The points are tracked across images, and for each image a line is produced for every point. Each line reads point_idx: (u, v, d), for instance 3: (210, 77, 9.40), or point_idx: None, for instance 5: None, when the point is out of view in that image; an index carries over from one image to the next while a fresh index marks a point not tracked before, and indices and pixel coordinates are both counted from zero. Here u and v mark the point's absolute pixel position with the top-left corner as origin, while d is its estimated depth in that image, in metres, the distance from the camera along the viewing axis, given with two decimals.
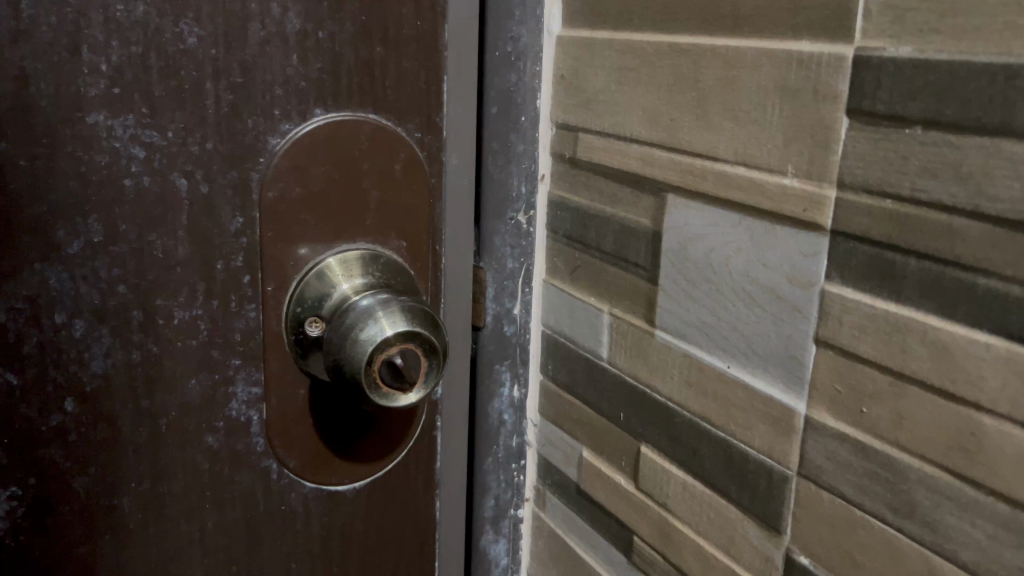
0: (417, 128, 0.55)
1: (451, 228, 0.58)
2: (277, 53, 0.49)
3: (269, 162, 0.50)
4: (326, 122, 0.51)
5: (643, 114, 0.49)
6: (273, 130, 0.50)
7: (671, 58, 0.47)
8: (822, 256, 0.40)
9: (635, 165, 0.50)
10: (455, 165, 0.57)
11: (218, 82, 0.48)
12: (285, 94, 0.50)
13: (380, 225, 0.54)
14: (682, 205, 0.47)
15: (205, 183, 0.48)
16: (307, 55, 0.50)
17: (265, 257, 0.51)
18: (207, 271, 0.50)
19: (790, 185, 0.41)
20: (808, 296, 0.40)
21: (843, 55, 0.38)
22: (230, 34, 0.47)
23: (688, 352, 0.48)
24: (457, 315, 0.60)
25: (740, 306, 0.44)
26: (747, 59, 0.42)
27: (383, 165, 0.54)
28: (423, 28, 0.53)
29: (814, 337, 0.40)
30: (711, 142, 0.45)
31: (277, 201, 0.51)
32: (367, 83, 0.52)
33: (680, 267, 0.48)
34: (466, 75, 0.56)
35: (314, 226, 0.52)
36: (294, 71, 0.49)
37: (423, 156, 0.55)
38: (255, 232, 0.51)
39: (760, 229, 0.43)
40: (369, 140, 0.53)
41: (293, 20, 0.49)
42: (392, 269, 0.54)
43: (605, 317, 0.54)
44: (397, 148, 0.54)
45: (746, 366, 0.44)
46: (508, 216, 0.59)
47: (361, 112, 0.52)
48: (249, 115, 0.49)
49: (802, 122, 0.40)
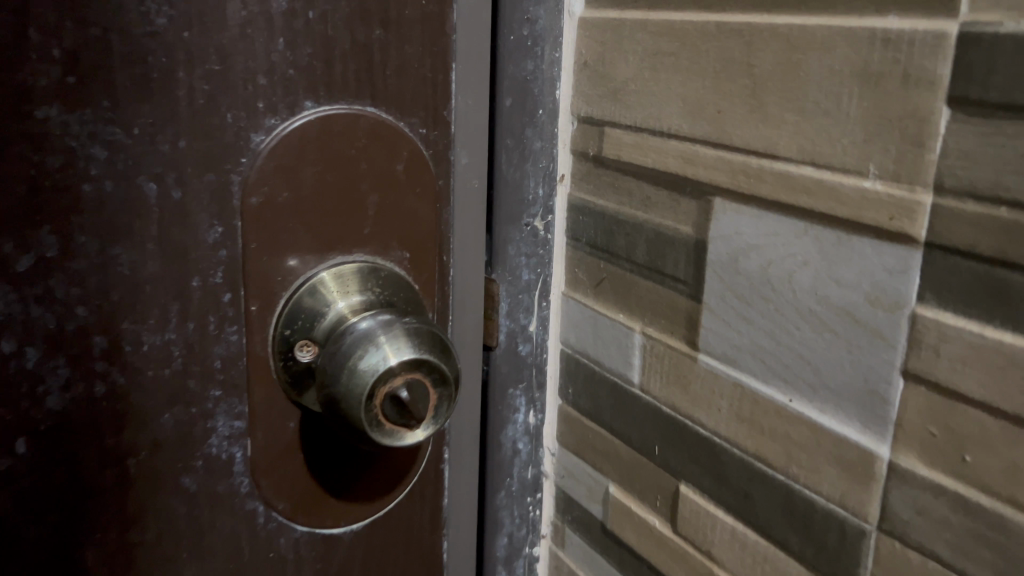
0: (422, 123, 0.48)
1: (461, 236, 0.51)
2: (261, 37, 0.42)
3: (252, 163, 0.43)
4: (317, 116, 0.44)
5: (684, 106, 0.43)
6: (257, 125, 0.43)
7: (718, 40, 0.40)
8: (913, 273, 0.33)
9: (674, 165, 0.44)
10: (466, 165, 0.51)
11: (192, 70, 0.41)
12: (269, 84, 0.43)
13: (380, 233, 0.48)
14: (732, 211, 0.41)
15: (177, 188, 0.42)
16: (297, 39, 0.43)
17: (249, 273, 0.44)
18: (183, 289, 0.43)
19: (872, 188, 0.34)
20: (894, 321, 0.34)
21: (944, 32, 0.31)
22: (204, 14, 0.41)
23: (739, 381, 0.41)
24: (469, 334, 0.53)
25: (807, 330, 0.38)
26: (817, 40, 0.36)
27: (383, 165, 0.47)
28: (428, 8, 0.46)
29: (902, 369, 0.34)
30: (769, 137, 0.38)
31: (262, 207, 0.44)
32: (365, 71, 0.45)
33: (730, 282, 0.41)
34: (478, 63, 0.49)
35: (305, 236, 0.45)
36: (280, 57, 0.43)
37: (428, 154, 0.49)
38: (238, 244, 0.44)
39: (832, 241, 0.36)
40: (368, 136, 0.46)
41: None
42: (394, 284, 0.48)
43: (637, 337, 0.48)
44: (398, 145, 0.47)
45: (813, 401, 0.38)
46: (524, 222, 0.53)
47: (358, 104, 0.46)
48: (229, 109, 0.42)
49: (887, 114, 0.33)
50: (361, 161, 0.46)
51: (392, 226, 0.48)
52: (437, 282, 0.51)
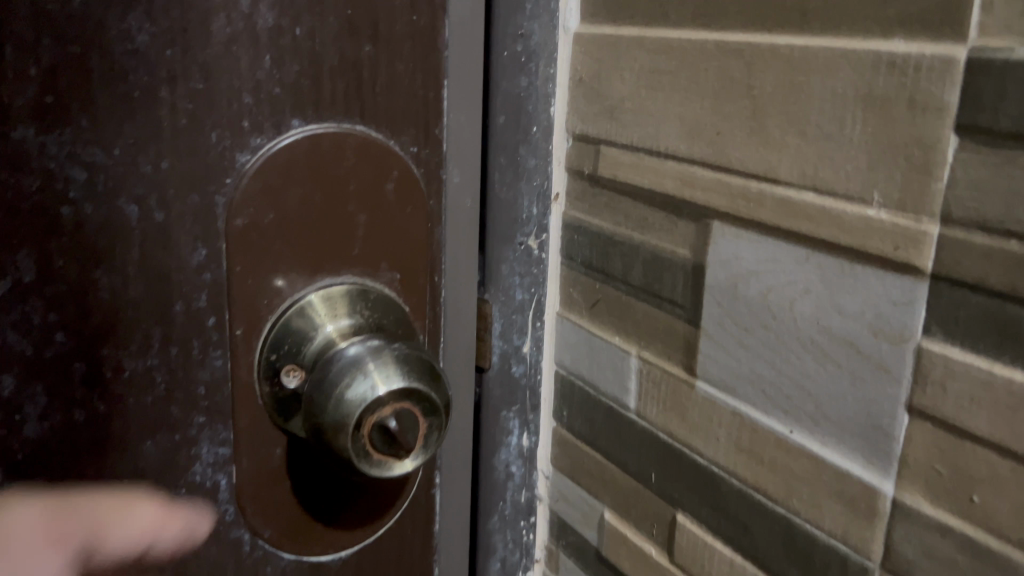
0: (413, 141, 0.47)
1: (453, 256, 0.50)
2: (246, 54, 0.41)
3: (237, 183, 0.42)
4: (304, 135, 0.43)
5: (681, 127, 0.41)
6: (242, 145, 0.42)
7: (717, 60, 0.39)
8: (918, 305, 0.32)
9: (671, 186, 0.43)
10: (458, 183, 0.50)
11: (174, 88, 0.40)
12: (255, 102, 0.42)
13: (370, 254, 0.46)
14: (731, 235, 0.40)
15: (160, 210, 0.41)
16: (283, 56, 0.42)
17: (234, 296, 0.43)
18: (165, 313, 0.42)
19: (876, 217, 0.33)
20: (899, 354, 0.33)
21: (952, 57, 0.30)
22: (188, 30, 0.39)
23: (738, 410, 0.40)
24: (459, 356, 0.52)
25: (807, 361, 0.37)
26: (819, 62, 0.34)
27: (373, 184, 0.46)
28: (419, 23, 0.45)
29: (906, 404, 0.33)
30: (770, 161, 0.37)
31: (247, 229, 0.43)
32: (355, 88, 0.44)
33: (729, 308, 0.40)
34: (470, 80, 0.48)
35: (292, 258, 0.44)
36: (266, 75, 0.42)
37: (420, 172, 0.48)
38: (222, 267, 0.43)
39: (834, 270, 0.35)
40: (356, 155, 0.45)
41: (265, 14, 0.41)
42: (383, 306, 0.47)
43: (633, 361, 0.47)
44: (388, 164, 0.46)
45: (814, 433, 0.37)
46: (518, 241, 0.51)
47: (347, 122, 0.44)
48: (213, 128, 0.41)
49: (892, 141, 0.32)
50: (349, 181, 0.45)
51: (382, 247, 0.47)
52: (428, 304, 0.49)
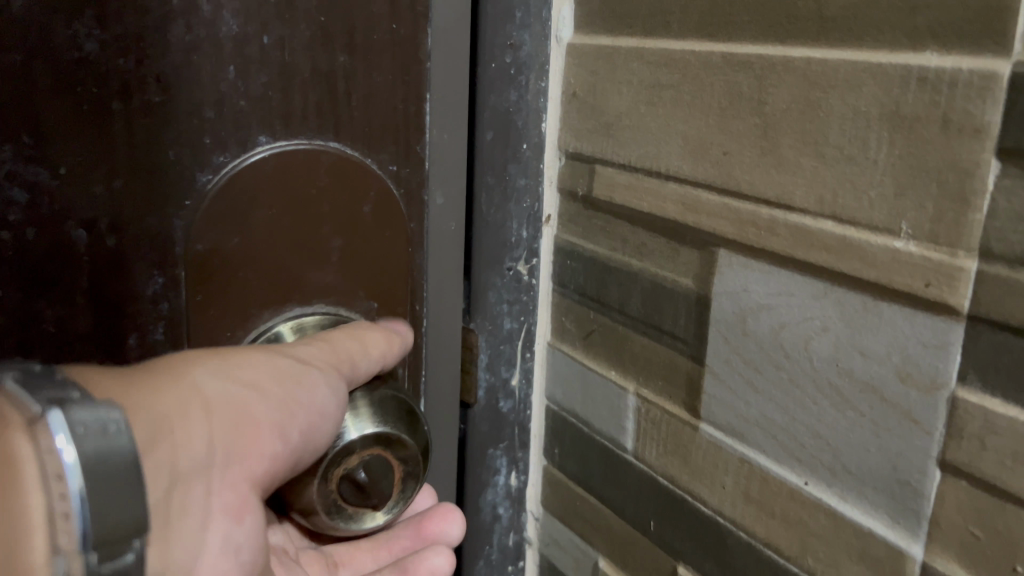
0: (392, 159, 0.44)
1: (437, 283, 0.47)
2: (209, 64, 0.38)
3: (196, 206, 0.39)
4: (272, 153, 0.40)
5: (684, 145, 0.38)
6: (203, 163, 0.39)
7: (724, 73, 0.36)
8: (953, 349, 0.29)
9: (672, 211, 0.39)
10: (441, 206, 0.46)
11: (128, 101, 0.36)
12: (218, 117, 0.38)
13: (344, 281, 0.43)
14: (739, 264, 0.36)
15: (112, 235, 0.37)
16: (248, 66, 0.38)
17: (192, 328, 0.40)
18: (117, 348, 0.38)
19: (904, 249, 0.30)
20: (929, 404, 0.29)
21: (993, 72, 0.27)
22: (144, 37, 0.36)
23: (746, 456, 0.37)
24: (443, 389, 0.49)
25: (826, 406, 0.33)
26: (838, 77, 0.31)
27: (349, 207, 0.43)
28: (399, 32, 0.42)
29: (938, 459, 0.29)
30: (784, 185, 0.34)
31: (208, 255, 0.39)
32: (328, 102, 0.41)
33: (737, 345, 0.37)
34: (456, 91, 0.45)
35: (260, 288, 0.41)
36: (230, 88, 0.38)
37: (399, 193, 0.45)
38: (180, 295, 0.39)
39: (856, 307, 0.32)
40: (330, 175, 0.42)
41: (230, 21, 0.37)
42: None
43: (631, 399, 0.43)
44: (365, 184, 0.43)
45: (833, 486, 0.33)
46: (506, 266, 0.48)
47: (319, 140, 0.41)
48: (171, 145, 0.38)
49: (923, 165, 0.29)
50: (322, 202, 0.42)
51: (358, 275, 0.44)
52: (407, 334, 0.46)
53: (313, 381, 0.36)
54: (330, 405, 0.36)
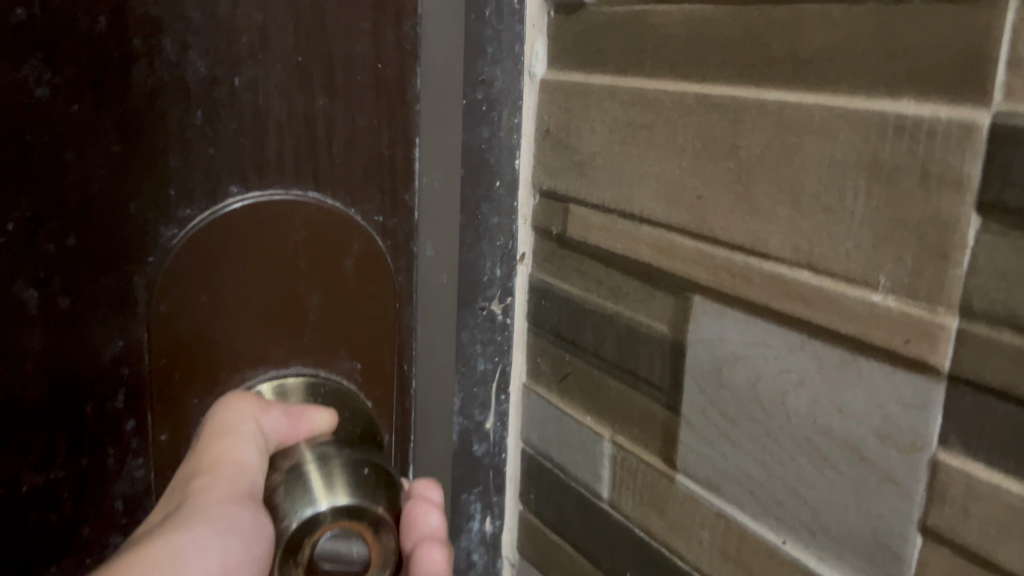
0: (378, 209, 0.43)
1: (426, 336, 0.46)
2: (175, 110, 0.36)
3: (161, 261, 0.38)
4: (246, 204, 0.39)
5: (658, 188, 0.37)
6: (169, 217, 0.37)
7: (698, 115, 0.34)
8: (934, 410, 0.27)
9: (647, 254, 0.38)
10: (432, 258, 0.45)
11: (86, 150, 0.35)
12: (184, 164, 0.37)
13: (324, 342, 0.42)
14: (715, 312, 0.35)
15: (67, 294, 0.36)
16: (216, 110, 0.37)
17: (155, 391, 0.38)
18: (75, 415, 0.37)
19: (882, 303, 0.28)
20: (909, 466, 0.28)
21: (973, 123, 0.25)
22: (103, 81, 0.35)
23: (723, 511, 0.35)
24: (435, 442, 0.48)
25: (805, 463, 0.32)
26: (813, 122, 0.30)
27: (330, 262, 0.41)
28: (385, 73, 0.41)
29: (920, 524, 0.28)
30: (759, 232, 0.32)
31: (173, 313, 0.38)
32: (307, 149, 0.40)
33: (712, 394, 0.35)
34: (448, 139, 0.44)
35: (240, 348, 0.40)
36: (198, 134, 0.37)
37: (385, 245, 0.44)
38: (144, 358, 0.38)
39: (835, 362, 0.30)
40: (308, 227, 0.41)
41: (199, 65, 0.36)
42: (337, 399, 0.43)
43: (607, 446, 0.42)
44: (348, 238, 0.42)
45: (812, 546, 0.32)
46: (480, 306, 0.47)
47: (298, 191, 0.40)
48: (133, 198, 0.36)
49: (901, 217, 0.28)
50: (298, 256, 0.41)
51: (339, 334, 0.43)
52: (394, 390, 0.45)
53: (195, 550, 0.31)
54: (231, 558, 0.32)
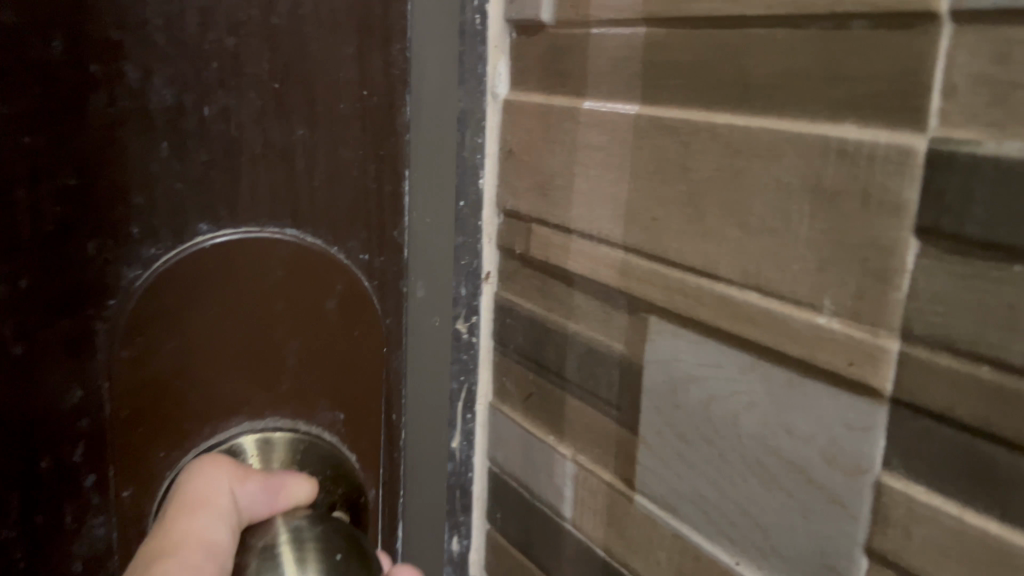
0: (364, 248, 0.46)
1: (417, 365, 0.50)
2: (135, 142, 0.37)
3: (122, 305, 0.38)
4: (223, 245, 0.40)
5: (615, 209, 0.37)
6: (132, 258, 0.38)
7: (653, 137, 0.35)
8: (877, 434, 0.27)
9: (606, 274, 0.38)
10: (421, 298, 0.49)
11: (36, 185, 0.35)
12: (147, 202, 0.38)
13: (301, 392, 0.44)
14: (670, 333, 0.35)
15: (18, 343, 0.36)
16: (184, 140, 0.38)
17: (119, 441, 0.39)
18: (29, 471, 0.37)
19: (827, 326, 0.28)
20: (855, 489, 0.28)
21: (910, 148, 0.26)
22: (59, 115, 0.35)
23: (679, 532, 0.35)
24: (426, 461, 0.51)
25: (755, 485, 0.32)
26: (760, 146, 0.30)
27: (310, 303, 0.44)
28: (369, 100, 0.44)
29: (865, 547, 0.28)
30: (710, 254, 0.32)
31: (137, 360, 0.38)
32: (284, 180, 0.42)
33: (668, 415, 0.35)
34: (433, 172, 0.47)
35: (227, 383, 0.41)
36: (162, 167, 0.38)
37: (371, 284, 0.47)
38: (103, 408, 0.38)
39: (783, 383, 0.30)
40: (287, 265, 0.42)
41: (164, 91, 0.37)
42: (320, 450, 0.44)
43: (569, 466, 0.42)
44: (329, 281, 0.44)
45: (764, 568, 0.32)
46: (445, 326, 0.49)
47: (275, 229, 0.42)
48: (88, 238, 0.37)
49: (844, 241, 0.28)
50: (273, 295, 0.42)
51: (317, 375, 0.44)
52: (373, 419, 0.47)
53: None
54: None
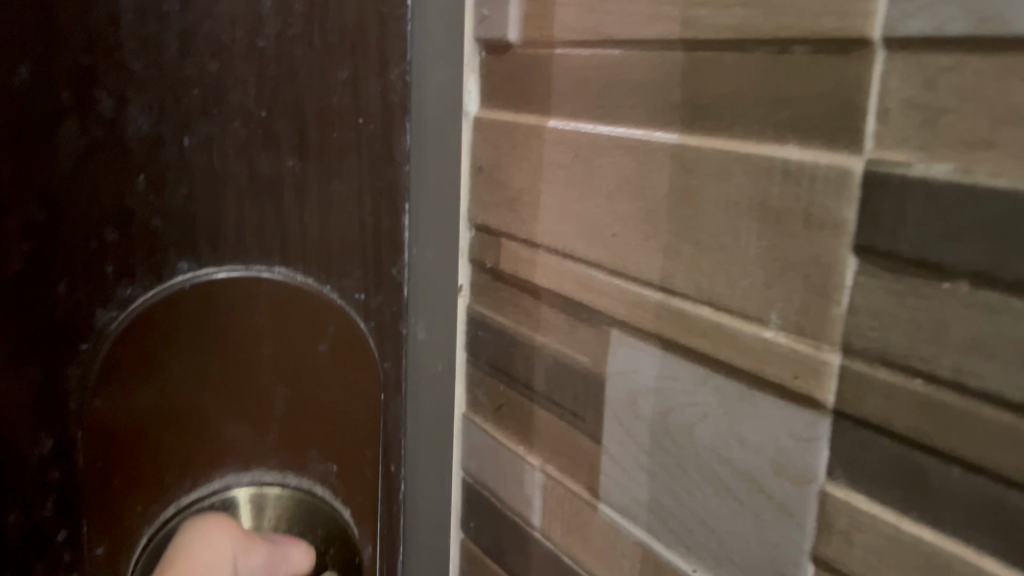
0: (359, 287, 0.48)
1: (416, 398, 0.52)
2: (109, 174, 0.40)
3: (95, 351, 0.41)
4: (203, 282, 0.43)
5: (578, 225, 0.38)
6: (108, 300, 0.41)
7: (613, 155, 0.36)
8: (821, 444, 0.28)
9: (569, 288, 0.39)
10: (422, 339, 0.51)
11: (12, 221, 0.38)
12: (121, 240, 0.41)
13: (284, 438, 0.47)
14: (630, 345, 0.36)
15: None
16: (160, 174, 0.41)
17: (90, 489, 0.42)
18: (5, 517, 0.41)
19: (774, 340, 0.29)
20: (801, 497, 0.29)
21: (848, 169, 0.27)
22: (30, 149, 0.38)
23: (640, 539, 0.36)
24: (421, 487, 0.53)
25: (710, 494, 0.33)
26: (711, 166, 0.31)
27: (297, 346, 0.47)
28: (366, 129, 0.46)
29: (812, 554, 0.29)
30: (665, 268, 0.33)
31: (107, 408, 0.42)
32: (274, 215, 0.44)
33: (629, 426, 0.36)
34: (431, 202, 0.49)
35: (218, 417, 0.45)
36: (138, 199, 0.41)
37: (367, 326, 0.49)
38: (75, 459, 0.41)
39: (735, 396, 0.31)
40: (271, 305, 0.45)
41: (141, 120, 0.40)
42: (307, 502, 0.47)
43: (537, 475, 0.43)
44: (319, 327, 0.47)
45: (718, 574, 0.33)
46: (438, 366, 0.52)
47: (264, 268, 0.45)
48: (61, 279, 0.40)
49: (788, 258, 0.29)
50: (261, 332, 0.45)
51: (303, 423, 0.48)
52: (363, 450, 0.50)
53: None
54: None
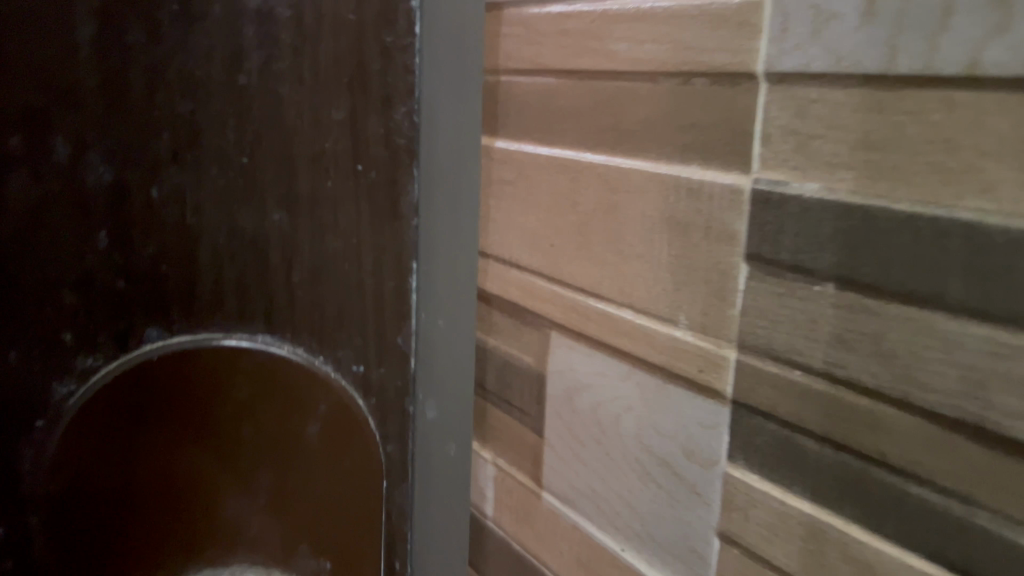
0: (359, 360, 0.53)
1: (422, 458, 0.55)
2: (76, 228, 0.48)
3: (83, 389, 0.49)
4: (190, 340, 0.51)
5: (523, 237, 0.42)
6: (88, 347, 0.49)
7: (550, 174, 0.39)
8: (723, 430, 0.32)
9: (516, 295, 0.43)
10: (429, 413, 0.54)
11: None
12: (99, 292, 0.49)
13: (281, 510, 0.54)
14: (566, 345, 0.39)
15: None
16: (125, 230, 0.49)
17: (67, 503, 0.50)
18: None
19: (683, 338, 0.33)
20: (708, 479, 0.33)
21: (739, 187, 0.30)
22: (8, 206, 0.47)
23: (577, 524, 0.40)
24: (432, 544, 0.55)
25: (634, 479, 0.36)
26: (631, 184, 0.35)
27: (291, 427, 0.53)
28: (336, 147, 0.50)
29: (717, 529, 0.33)
30: (595, 276, 0.37)
31: (79, 445, 0.50)
32: (274, 273, 0.51)
33: (566, 419, 0.40)
34: (440, 254, 0.51)
35: (227, 480, 0.54)
36: (104, 253, 0.49)
37: (370, 401, 0.53)
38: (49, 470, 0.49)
39: (653, 389, 0.35)
40: (258, 367, 0.52)
41: (101, 171, 0.48)
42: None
43: (491, 468, 0.46)
44: (310, 408, 0.53)
45: (642, 552, 0.36)
46: (444, 434, 0.54)
47: (249, 336, 0.52)
48: (62, 327, 0.49)
49: (693, 266, 0.32)
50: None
51: (297, 496, 0.54)
52: (359, 507, 0.54)
53: None
54: None
